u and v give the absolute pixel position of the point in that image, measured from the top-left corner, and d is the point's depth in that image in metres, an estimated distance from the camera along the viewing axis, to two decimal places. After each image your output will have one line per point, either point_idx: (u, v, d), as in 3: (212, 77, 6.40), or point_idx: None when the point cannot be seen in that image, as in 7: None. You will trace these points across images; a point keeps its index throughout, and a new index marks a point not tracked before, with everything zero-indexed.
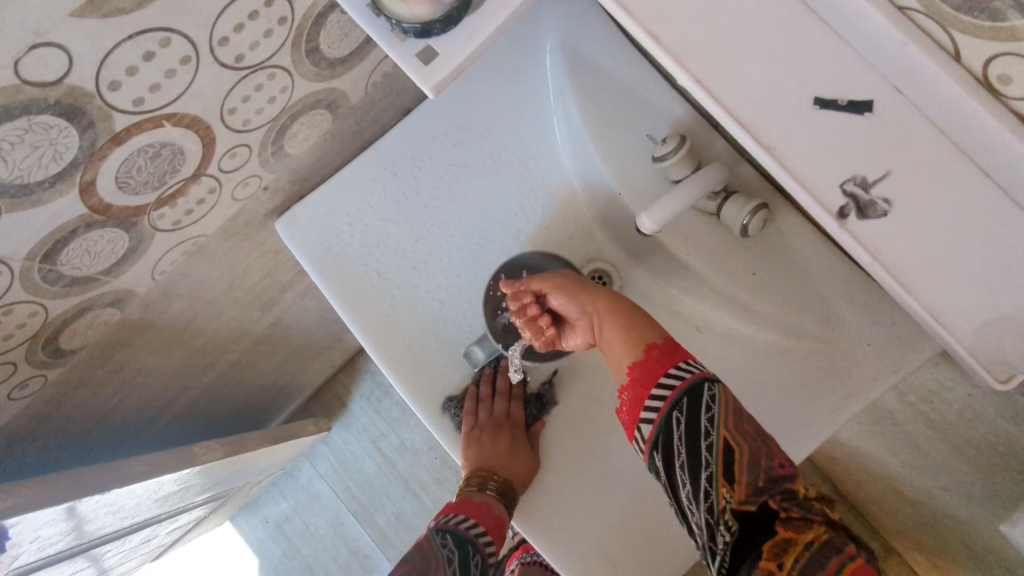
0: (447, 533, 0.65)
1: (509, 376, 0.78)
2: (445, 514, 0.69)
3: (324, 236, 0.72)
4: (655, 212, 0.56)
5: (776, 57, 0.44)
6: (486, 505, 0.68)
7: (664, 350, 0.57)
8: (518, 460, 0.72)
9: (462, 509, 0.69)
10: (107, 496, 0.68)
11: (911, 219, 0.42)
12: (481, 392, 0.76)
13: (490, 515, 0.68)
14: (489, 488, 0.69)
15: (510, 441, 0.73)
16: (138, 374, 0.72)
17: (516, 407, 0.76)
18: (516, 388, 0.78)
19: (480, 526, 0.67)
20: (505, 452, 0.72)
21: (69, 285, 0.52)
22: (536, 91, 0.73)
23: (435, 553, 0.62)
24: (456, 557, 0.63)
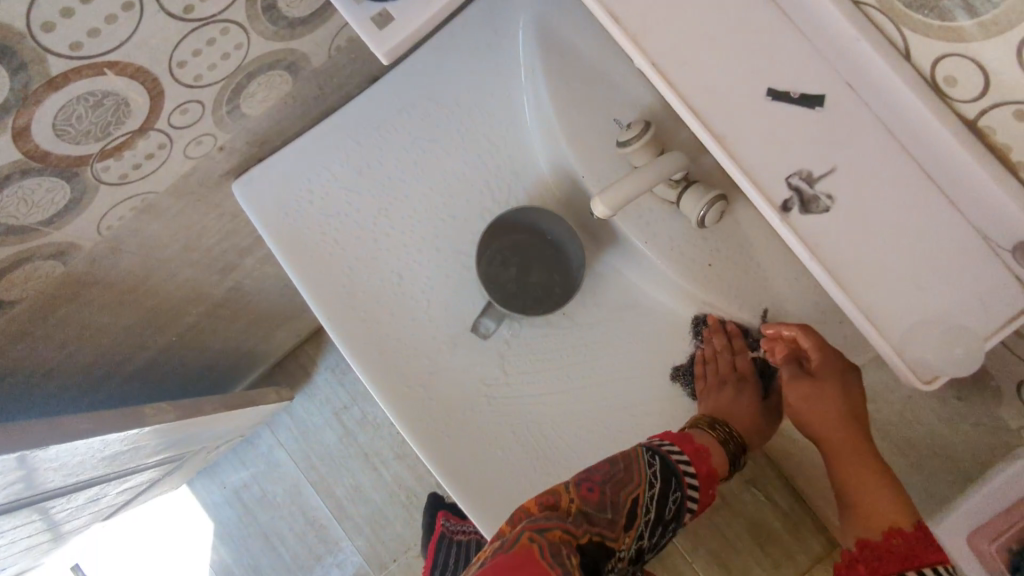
0: (656, 455, 0.60)
1: (727, 329, 0.70)
2: (659, 438, 0.62)
3: (283, 201, 0.71)
4: (609, 195, 0.56)
5: (734, 46, 0.44)
6: (696, 443, 0.63)
7: (908, 547, 0.50)
8: (743, 405, 0.68)
9: (679, 442, 0.62)
10: (47, 452, 0.67)
11: (851, 218, 0.42)
12: (706, 350, 0.70)
13: (698, 450, 0.62)
14: (717, 431, 0.65)
15: (734, 394, 0.68)
16: (86, 330, 0.71)
17: (743, 360, 0.69)
18: (739, 339, 0.68)
19: (690, 461, 0.61)
20: (728, 402, 0.67)
21: (6, 233, 0.50)
22: (508, 68, 0.72)
23: (638, 470, 0.58)
24: (656, 487, 0.58)
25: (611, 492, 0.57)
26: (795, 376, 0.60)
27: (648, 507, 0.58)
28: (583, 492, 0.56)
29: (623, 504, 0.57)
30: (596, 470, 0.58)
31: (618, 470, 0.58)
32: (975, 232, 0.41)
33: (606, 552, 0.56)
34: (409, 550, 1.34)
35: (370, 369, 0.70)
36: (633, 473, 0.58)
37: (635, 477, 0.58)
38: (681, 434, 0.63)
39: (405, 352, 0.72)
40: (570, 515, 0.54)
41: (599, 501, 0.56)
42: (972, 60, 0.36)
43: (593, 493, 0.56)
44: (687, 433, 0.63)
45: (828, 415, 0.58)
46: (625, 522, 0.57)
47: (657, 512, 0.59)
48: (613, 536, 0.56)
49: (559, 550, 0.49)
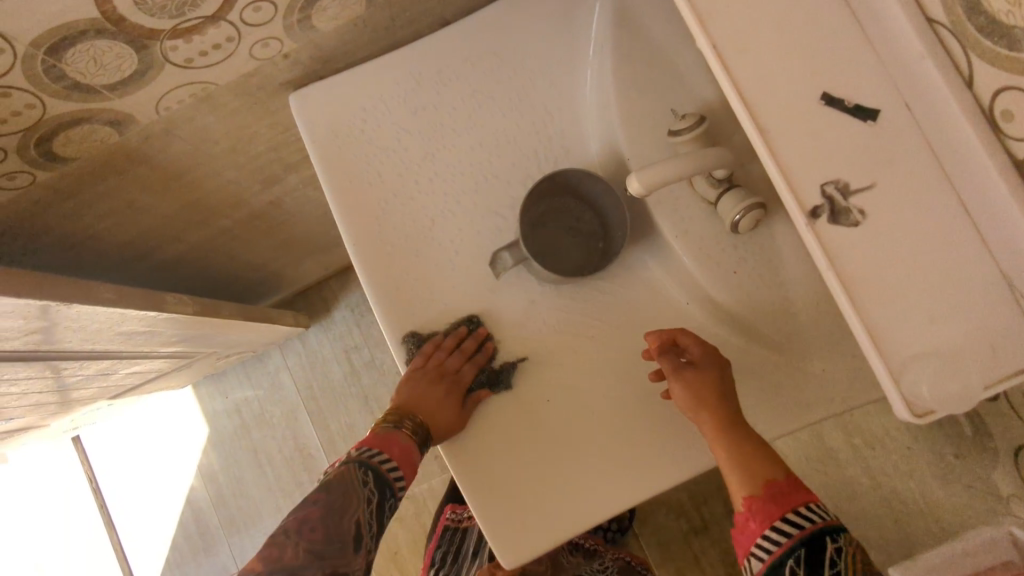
0: (370, 470, 0.66)
1: (482, 344, 0.72)
2: (366, 447, 0.68)
3: (335, 122, 0.73)
4: (647, 173, 0.55)
5: (797, 43, 0.43)
6: (404, 444, 0.69)
7: (782, 495, 0.56)
8: (446, 408, 0.69)
9: (388, 449, 0.68)
10: (69, 309, 0.71)
11: (880, 236, 0.42)
12: (445, 342, 0.72)
13: (406, 453, 0.69)
14: (405, 427, 0.70)
15: (442, 396, 0.70)
16: (127, 206, 0.74)
17: (468, 369, 0.70)
18: (479, 356, 0.71)
19: (396, 465, 0.68)
20: (434, 401, 0.70)
21: (72, 89, 0.53)
22: (578, 39, 0.72)
23: (355, 489, 0.64)
24: (373, 503, 0.64)
25: (332, 524, 0.60)
26: (679, 364, 0.63)
27: (372, 522, 0.63)
28: (307, 534, 0.59)
29: (349, 530, 0.61)
30: (314, 506, 0.61)
31: (337, 497, 0.62)
32: (1000, 276, 0.41)
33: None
34: None
35: (384, 301, 0.71)
36: (349, 492, 0.63)
37: (350, 497, 0.63)
38: (387, 434, 0.69)
39: (426, 305, 0.73)
40: (293, 565, 0.56)
41: (321, 541, 0.59)
42: None
43: (317, 533, 0.59)
44: (392, 433, 0.69)
45: (716, 413, 0.60)
46: (357, 545, 0.61)
47: (378, 527, 0.64)
48: (350, 562, 0.59)
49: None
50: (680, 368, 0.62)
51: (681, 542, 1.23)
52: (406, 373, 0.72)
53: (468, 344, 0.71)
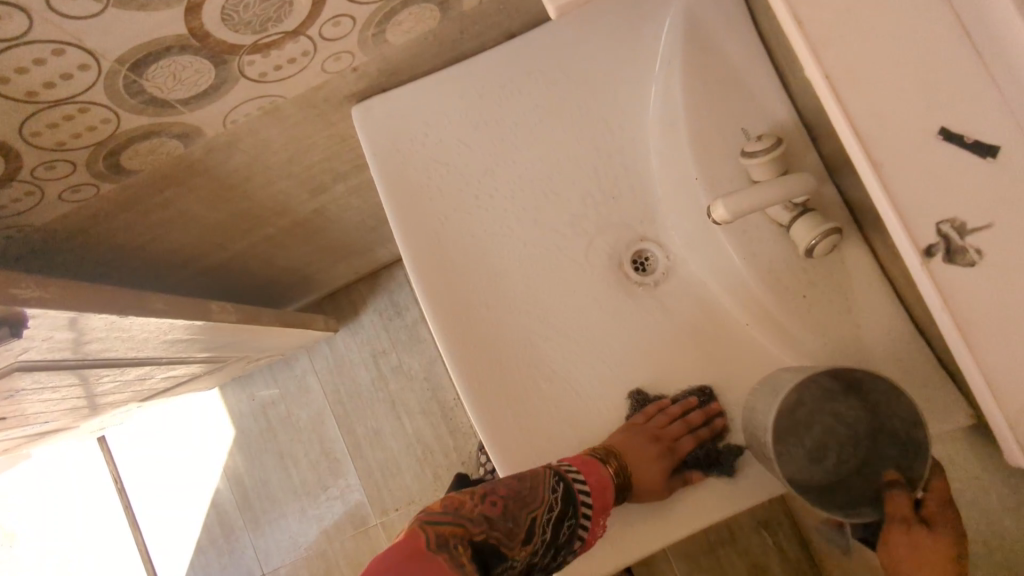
0: (561, 480, 0.63)
1: (711, 418, 0.70)
2: (568, 462, 0.65)
3: (397, 136, 0.72)
4: (734, 201, 0.54)
5: (916, 76, 0.41)
6: (603, 475, 0.65)
7: None
8: (653, 466, 0.67)
9: (589, 475, 0.64)
10: (124, 320, 0.70)
11: (998, 278, 0.40)
12: (672, 408, 0.71)
13: (602, 486, 0.64)
14: (610, 464, 0.66)
15: (658, 454, 0.68)
16: (181, 215, 0.73)
17: (689, 442, 0.69)
18: (706, 432, 0.69)
19: (589, 489, 0.63)
20: (648, 456, 0.67)
21: (148, 104, 0.52)
22: (645, 55, 0.71)
23: (541, 492, 0.62)
24: (555, 511, 0.62)
25: (513, 505, 0.61)
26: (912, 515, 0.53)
27: (546, 529, 0.62)
28: (488, 504, 0.61)
29: (524, 521, 0.61)
30: (505, 485, 0.63)
31: (524, 488, 0.62)
32: None
33: (502, 560, 0.59)
34: (413, 504, 1.36)
35: (444, 321, 0.70)
36: (537, 494, 0.62)
37: (537, 499, 0.62)
38: (589, 462, 0.65)
39: (487, 324, 0.73)
40: (468, 517, 0.59)
41: (501, 514, 0.61)
42: None
43: (496, 506, 0.61)
44: (594, 463, 0.65)
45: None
46: (527, 538, 0.61)
47: (553, 537, 0.62)
48: (510, 546, 0.60)
49: (445, 545, 0.55)
50: (912, 526, 0.52)
51: (709, 554, 1.26)
52: (625, 427, 0.71)
53: (696, 416, 0.70)
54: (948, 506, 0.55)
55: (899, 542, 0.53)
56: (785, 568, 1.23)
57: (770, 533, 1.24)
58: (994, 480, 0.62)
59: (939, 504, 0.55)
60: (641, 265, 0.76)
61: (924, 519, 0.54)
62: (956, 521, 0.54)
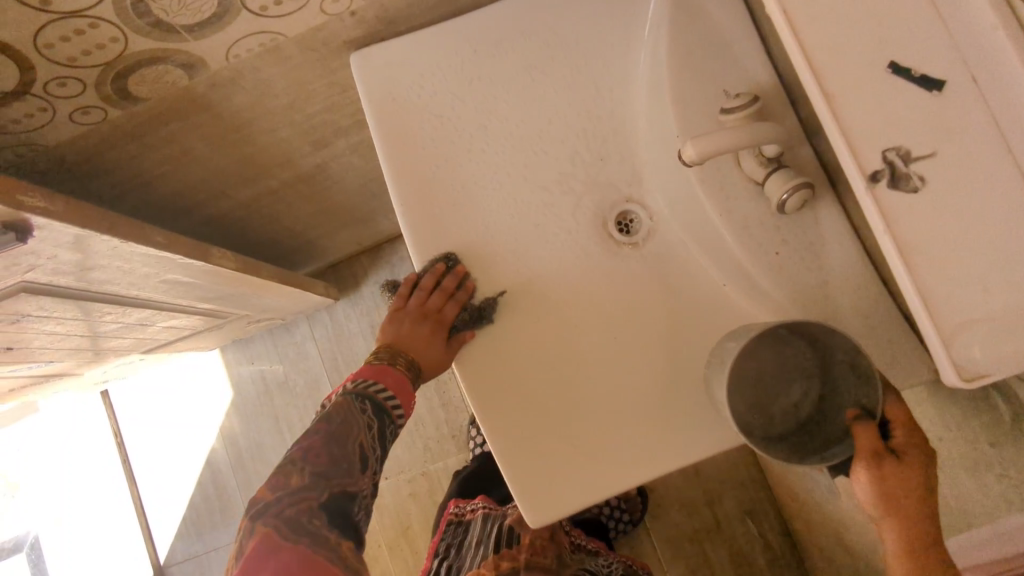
0: (367, 401, 0.71)
1: (460, 279, 0.75)
2: (364, 378, 0.74)
3: (393, 86, 0.75)
4: (703, 143, 0.56)
5: (866, 14, 0.44)
6: (395, 376, 0.75)
7: None
8: (432, 346, 0.76)
9: (382, 378, 0.74)
10: (126, 247, 0.73)
11: (938, 205, 0.42)
12: (424, 281, 0.76)
13: (399, 384, 0.75)
14: (399, 364, 0.76)
15: (430, 333, 0.76)
16: (185, 154, 0.77)
17: (451, 308, 0.75)
18: (457, 295, 0.75)
19: (394, 395, 0.74)
20: (421, 339, 0.76)
21: (154, 27, 0.55)
22: (634, 19, 0.74)
23: (355, 419, 0.70)
24: (374, 429, 0.71)
25: (337, 449, 0.66)
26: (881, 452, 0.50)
27: (373, 446, 0.70)
28: (312, 459, 0.65)
29: (354, 453, 0.67)
30: (316, 436, 0.66)
31: (340, 425, 0.68)
32: None
33: (352, 499, 0.65)
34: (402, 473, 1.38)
35: None
36: (351, 423, 0.69)
37: (353, 425, 0.69)
38: (379, 369, 0.75)
39: (470, 269, 0.75)
40: (304, 484, 0.63)
41: (327, 464, 0.64)
42: None
43: (321, 457, 0.65)
44: (384, 367, 0.75)
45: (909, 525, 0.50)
46: (362, 469, 0.67)
47: (381, 449, 0.71)
48: (355, 483, 0.66)
49: (300, 529, 0.58)
50: (881, 461, 0.50)
51: (692, 539, 1.26)
52: (392, 308, 0.80)
53: (450, 282, 0.75)
54: (916, 433, 0.52)
55: (875, 483, 0.50)
56: (767, 556, 1.23)
57: (754, 522, 1.24)
58: (955, 439, 0.63)
59: (907, 432, 0.52)
60: (626, 227, 0.77)
61: (893, 450, 0.51)
62: (925, 447, 0.51)
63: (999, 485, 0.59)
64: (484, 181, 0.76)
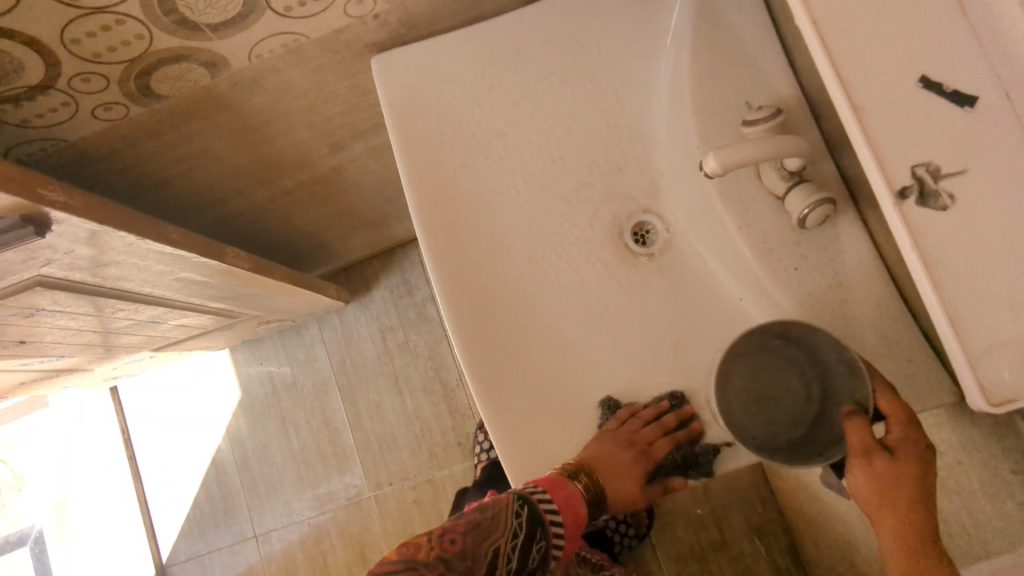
0: (525, 503, 0.61)
1: (683, 419, 0.69)
2: (535, 483, 0.64)
3: (412, 90, 0.74)
4: (726, 154, 0.55)
5: (898, 28, 0.43)
6: (570, 492, 0.64)
7: None
8: (625, 475, 0.68)
9: (558, 491, 0.63)
10: (142, 245, 0.73)
11: (967, 224, 0.41)
12: (645, 412, 0.70)
13: (570, 501, 0.64)
14: (580, 481, 0.66)
15: (630, 461, 0.67)
16: (204, 152, 0.77)
17: (665, 445, 0.68)
18: (669, 432, 0.69)
19: (560, 511, 0.63)
20: (622, 464, 0.67)
21: (179, 24, 0.55)
22: (657, 28, 0.73)
23: (505, 521, 0.60)
24: (519, 536, 0.60)
25: (472, 541, 0.58)
26: (872, 446, 0.50)
27: (512, 557, 0.59)
28: (445, 543, 0.57)
29: (488, 553, 0.58)
30: (459, 522, 0.60)
31: (485, 519, 0.60)
32: None
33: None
34: (407, 480, 1.37)
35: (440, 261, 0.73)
36: (498, 523, 0.60)
37: (500, 527, 0.60)
38: (557, 478, 0.65)
39: (484, 275, 0.75)
40: (425, 561, 0.54)
41: (457, 553, 0.56)
42: None
43: (455, 545, 0.57)
44: (562, 479, 0.65)
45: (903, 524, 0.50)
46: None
47: (521, 562, 0.59)
48: None
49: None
50: (872, 456, 0.50)
51: (698, 556, 1.25)
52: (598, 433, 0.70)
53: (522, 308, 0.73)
54: (912, 428, 0.51)
55: (867, 479, 0.50)
56: None
57: (762, 541, 1.22)
58: (975, 463, 0.62)
59: (903, 429, 0.51)
60: (642, 237, 0.77)
61: (887, 447, 0.51)
62: (919, 441, 0.51)
63: (1018, 512, 0.58)
64: (501, 184, 0.76)
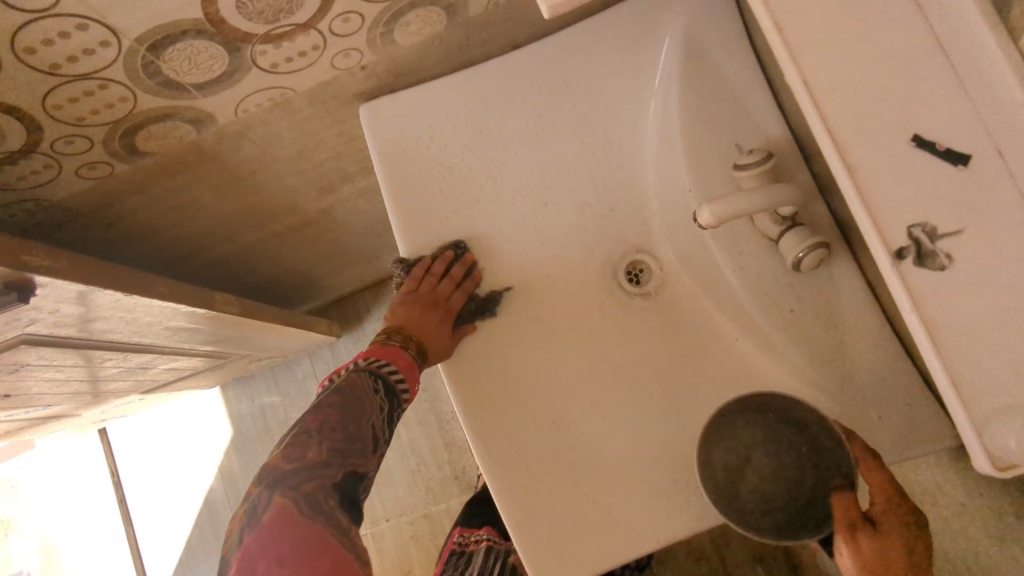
0: (379, 378, 0.69)
1: (468, 269, 0.75)
2: (373, 358, 0.71)
3: (402, 138, 0.74)
4: (720, 206, 0.55)
5: (888, 87, 0.43)
6: (407, 358, 0.72)
7: None
8: (441, 336, 0.73)
9: (394, 360, 0.71)
10: (130, 300, 0.72)
11: (964, 284, 0.41)
12: (435, 266, 0.75)
13: (410, 366, 0.72)
14: (410, 346, 0.72)
15: (438, 322, 0.73)
16: (191, 203, 0.76)
17: (458, 296, 0.74)
18: (467, 292, 0.75)
19: (400, 373, 0.71)
20: (431, 325, 0.73)
21: (163, 86, 0.55)
22: (644, 70, 0.73)
23: (368, 396, 0.67)
24: (385, 410, 0.68)
25: (349, 424, 0.63)
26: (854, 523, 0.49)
27: (383, 428, 0.67)
28: (328, 433, 0.62)
29: (366, 430, 0.65)
30: (331, 409, 0.63)
31: (353, 401, 0.65)
32: None
33: (360, 480, 0.63)
34: (404, 515, 1.35)
35: None
36: (364, 401, 0.66)
37: (366, 406, 0.66)
38: (392, 349, 0.72)
39: (478, 322, 0.74)
40: (321, 461, 0.60)
41: (342, 439, 0.62)
42: None
43: (337, 432, 0.62)
44: (397, 349, 0.72)
45: None
46: (371, 450, 0.65)
47: (386, 430, 0.68)
48: (369, 464, 0.64)
49: (316, 503, 0.57)
50: (856, 532, 0.49)
51: None
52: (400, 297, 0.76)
53: (457, 270, 0.74)
54: (897, 502, 0.50)
55: (853, 557, 0.49)
56: None
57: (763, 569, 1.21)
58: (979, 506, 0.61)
59: (887, 501, 0.51)
60: (635, 277, 0.77)
61: (871, 520, 0.50)
62: (905, 514, 0.50)
63: None
64: (491, 228, 0.75)
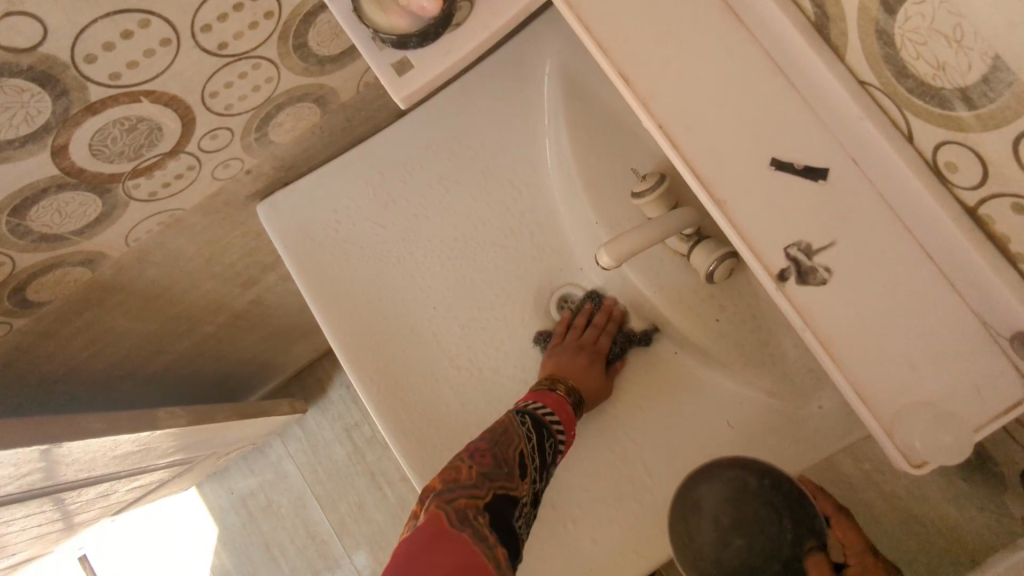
0: (528, 416, 0.61)
1: (611, 313, 0.73)
2: (527, 401, 0.64)
3: (305, 224, 0.74)
4: (616, 247, 0.57)
5: (739, 118, 0.44)
6: (559, 396, 0.64)
7: None
8: (590, 374, 0.68)
9: (543, 399, 0.63)
10: (61, 448, 0.70)
11: (848, 293, 0.42)
12: (574, 320, 0.73)
13: (561, 404, 0.64)
14: (559, 387, 0.65)
15: (589, 362, 0.68)
16: (109, 334, 0.74)
17: (605, 338, 0.71)
18: (613, 323, 0.72)
19: (554, 413, 0.63)
20: (582, 365, 0.68)
21: (39, 241, 0.53)
22: (532, 111, 0.73)
23: (514, 428, 0.59)
24: (534, 440, 0.59)
25: (500, 451, 0.56)
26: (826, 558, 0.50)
27: (535, 457, 0.58)
28: (478, 460, 0.55)
29: (516, 458, 0.56)
30: (481, 441, 0.57)
31: (498, 434, 0.58)
32: (974, 316, 0.40)
33: (516, 504, 0.53)
34: None
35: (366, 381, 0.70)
36: (511, 434, 0.58)
37: (514, 438, 0.58)
38: (539, 391, 0.65)
39: (418, 389, 0.71)
40: (472, 481, 0.52)
41: (492, 463, 0.54)
42: (970, 151, 0.36)
43: (487, 457, 0.55)
44: (544, 389, 0.65)
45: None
46: (523, 473, 0.56)
47: (542, 460, 0.59)
48: (517, 486, 0.54)
49: (466, 519, 0.48)
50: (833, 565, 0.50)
51: None
52: (546, 356, 0.71)
53: (599, 316, 0.72)
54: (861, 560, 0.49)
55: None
56: None
57: None
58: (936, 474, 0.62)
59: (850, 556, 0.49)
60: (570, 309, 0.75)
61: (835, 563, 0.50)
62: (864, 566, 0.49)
63: None
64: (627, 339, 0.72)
